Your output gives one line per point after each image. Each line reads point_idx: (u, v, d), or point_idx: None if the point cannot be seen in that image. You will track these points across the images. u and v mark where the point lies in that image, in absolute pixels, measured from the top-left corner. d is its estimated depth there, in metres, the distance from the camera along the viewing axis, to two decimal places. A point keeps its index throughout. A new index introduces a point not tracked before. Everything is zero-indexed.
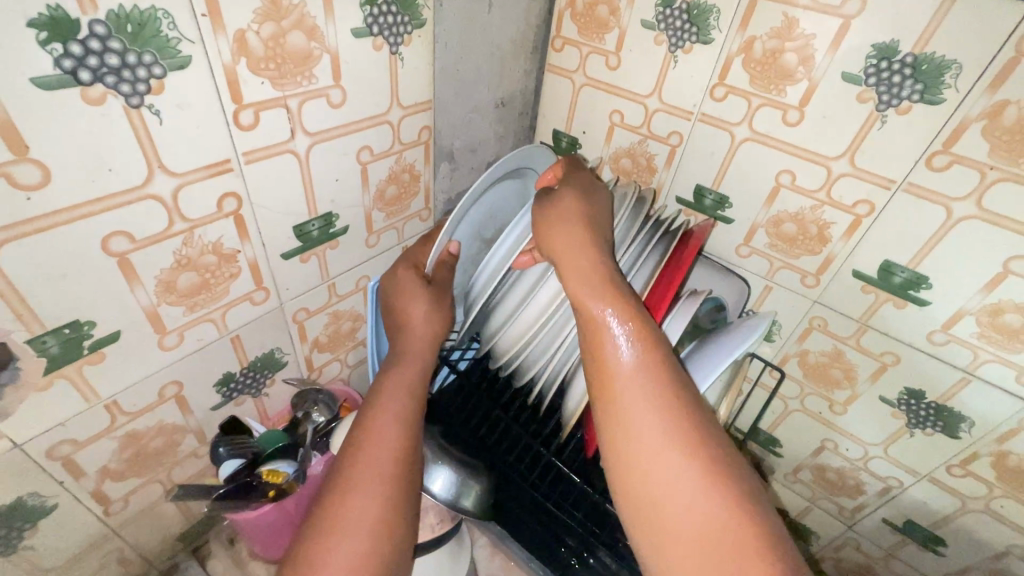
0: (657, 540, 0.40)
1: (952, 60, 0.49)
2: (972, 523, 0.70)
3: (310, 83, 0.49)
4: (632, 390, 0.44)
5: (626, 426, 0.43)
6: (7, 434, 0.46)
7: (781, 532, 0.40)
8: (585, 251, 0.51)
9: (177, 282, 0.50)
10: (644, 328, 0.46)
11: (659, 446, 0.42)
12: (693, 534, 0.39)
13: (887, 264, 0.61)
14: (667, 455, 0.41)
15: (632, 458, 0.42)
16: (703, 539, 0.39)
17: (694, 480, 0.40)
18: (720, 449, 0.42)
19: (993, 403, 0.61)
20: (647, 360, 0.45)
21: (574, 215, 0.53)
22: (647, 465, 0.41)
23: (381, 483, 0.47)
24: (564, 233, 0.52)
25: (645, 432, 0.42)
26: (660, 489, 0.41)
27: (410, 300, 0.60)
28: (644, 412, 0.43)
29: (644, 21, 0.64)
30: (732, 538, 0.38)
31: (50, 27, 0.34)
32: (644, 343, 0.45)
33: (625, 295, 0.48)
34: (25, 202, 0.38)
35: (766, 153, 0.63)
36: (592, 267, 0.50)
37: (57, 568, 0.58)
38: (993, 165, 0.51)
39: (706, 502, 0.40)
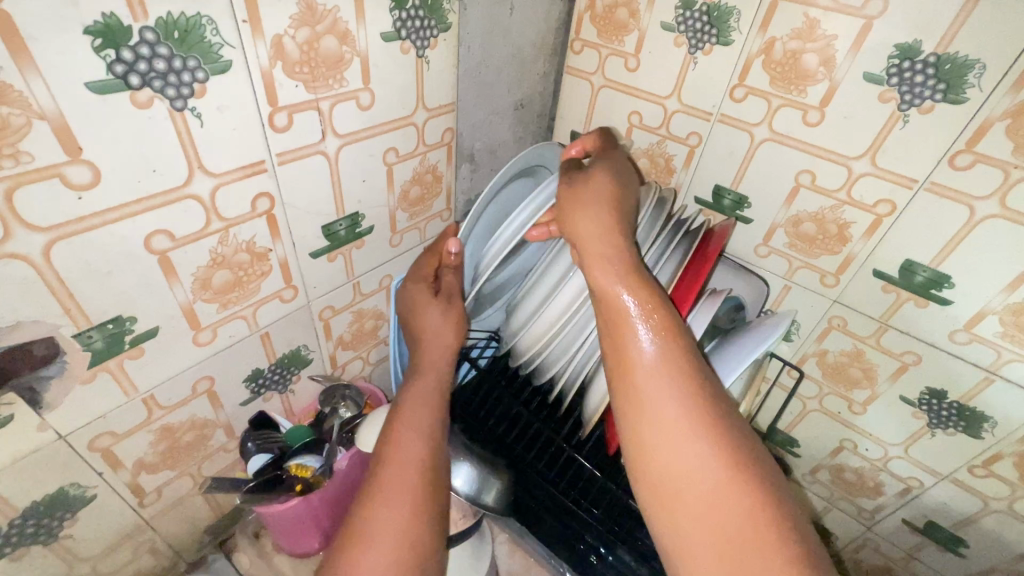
0: (681, 529, 0.41)
1: (976, 60, 0.49)
2: (994, 524, 0.70)
3: (340, 86, 0.51)
4: (655, 380, 0.44)
5: (648, 416, 0.44)
6: (52, 426, 0.47)
7: (796, 515, 0.40)
8: (610, 233, 0.50)
9: (212, 280, 0.51)
10: (666, 317, 0.46)
11: (682, 437, 0.42)
12: (716, 523, 0.40)
13: (908, 264, 0.61)
14: (690, 445, 0.42)
15: (655, 448, 0.43)
16: (727, 529, 0.39)
17: (717, 469, 0.41)
18: (743, 438, 0.42)
19: (1016, 403, 0.61)
20: (669, 350, 0.45)
21: (604, 194, 0.53)
22: (671, 456, 0.42)
23: (409, 489, 0.48)
24: (589, 216, 0.51)
25: (668, 424, 0.43)
26: (684, 479, 0.41)
27: (425, 300, 0.60)
28: (661, 400, 0.43)
29: (663, 24, 0.65)
30: (755, 527, 0.39)
31: (103, 34, 0.36)
32: (666, 333, 0.46)
33: (647, 283, 0.48)
34: (76, 202, 0.40)
35: (786, 153, 0.63)
36: (616, 253, 0.49)
37: (93, 557, 0.60)
38: (1017, 164, 0.51)
39: (729, 491, 0.40)
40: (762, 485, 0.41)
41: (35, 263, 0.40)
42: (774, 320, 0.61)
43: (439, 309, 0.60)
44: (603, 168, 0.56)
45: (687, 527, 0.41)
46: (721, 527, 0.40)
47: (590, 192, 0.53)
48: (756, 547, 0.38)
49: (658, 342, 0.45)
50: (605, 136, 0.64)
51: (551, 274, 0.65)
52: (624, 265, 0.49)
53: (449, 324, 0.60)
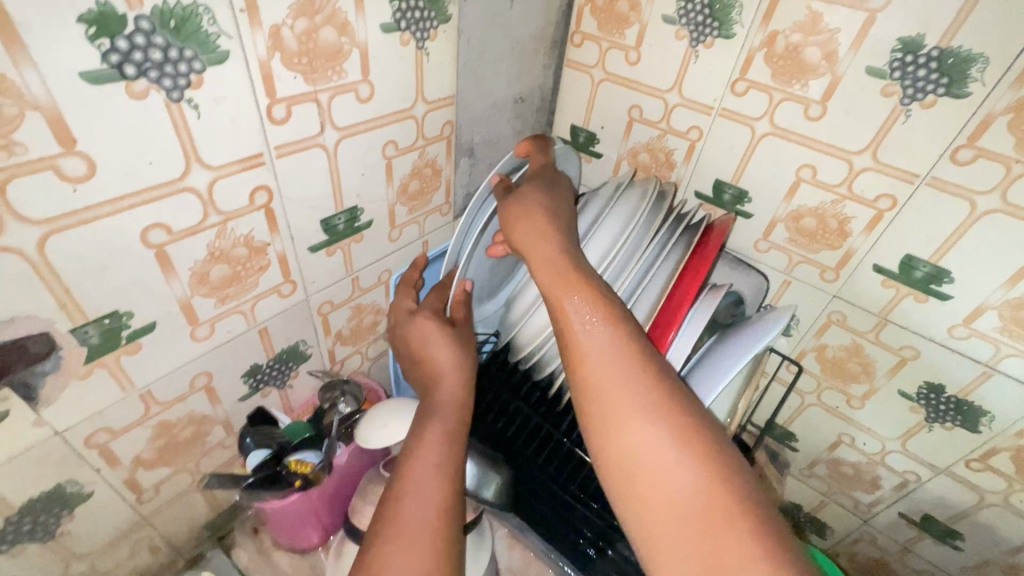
0: (643, 518, 0.40)
1: (979, 54, 0.49)
2: (990, 517, 0.71)
3: (340, 78, 0.50)
4: (606, 369, 0.44)
5: (603, 404, 0.44)
6: (49, 422, 0.47)
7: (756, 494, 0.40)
8: (552, 237, 0.53)
9: (210, 274, 0.51)
10: (610, 307, 0.47)
11: (633, 420, 0.42)
12: (675, 506, 0.39)
13: (908, 259, 0.61)
14: (644, 430, 0.42)
15: (612, 434, 0.43)
16: (685, 510, 0.39)
17: (672, 452, 0.41)
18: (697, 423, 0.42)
19: (1013, 397, 0.61)
20: (617, 337, 0.46)
21: (541, 207, 0.56)
22: (626, 439, 0.42)
23: (434, 503, 0.47)
24: (529, 228, 0.54)
25: (621, 408, 0.43)
26: (639, 463, 0.41)
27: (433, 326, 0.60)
28: (616, 384, 0.44)
29: (665, 16, 0.64)
30: (712, 506, 0.38)
31: (98, 23, 0.35)
32: (614, 323, 0.46)
33: (592, 283, 0.49)
34: (71, 194, 0.39)
35: (788, 148, 0.63)
36: (556, 259, 0.51)
37: (91, 554, 0.59)
38: (1019, 159, 0.51)
39: (686, 473, 0.40)
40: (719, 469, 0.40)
41: (29, 257, 0.39)
42: (777, 315, 0.61)
43: (449, 341, 0.59)
44: (534, 184, 0.59)
45: (645, 513, 0.40)
46: (678, 511, 0.39)
47: (528, 205, 0.56)
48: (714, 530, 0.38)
49: (607, 330, 0.46)
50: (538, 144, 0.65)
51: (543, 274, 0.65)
52: (569, 265, 0.51)
53: (461, 354, 0.59)
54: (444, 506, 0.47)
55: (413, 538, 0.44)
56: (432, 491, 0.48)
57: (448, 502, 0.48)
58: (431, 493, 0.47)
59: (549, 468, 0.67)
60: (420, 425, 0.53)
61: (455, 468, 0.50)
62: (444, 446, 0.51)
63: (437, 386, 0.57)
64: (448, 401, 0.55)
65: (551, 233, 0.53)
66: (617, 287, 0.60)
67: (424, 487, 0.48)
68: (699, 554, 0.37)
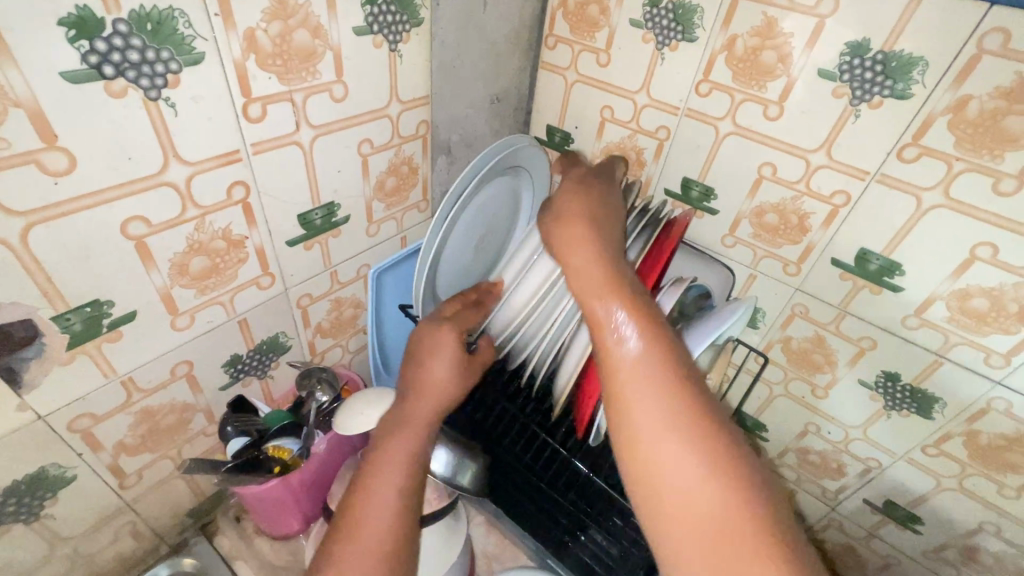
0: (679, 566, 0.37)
1: (919, 57, 0.52)
2: (947, 501, 0.74)
3: (314, 78, 0.52)
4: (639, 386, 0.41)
5: (633, 430, 0.40)
6: (32, 405, 0.49)
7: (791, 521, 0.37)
8: (590, 236, 0.52)
9: (190, 266, 0.53)
10: (642, 313, 0.44)
11: (669, 444, 0.38)
12: (719, 545, 0.36)
13: (863, 252, 0.64)
14: (685, 473, 0.38)
15: (638, 468, 0.39)
16: (725, 543, 0.35)
17: (710, 483, 0.37)
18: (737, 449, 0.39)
19: (963, 384, 0.64)
20: (653, 351, 0.42)
21: (582, 207, 0.55)
22: (657, 475, 0.38)
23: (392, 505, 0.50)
24: (569, 229, 0.53)
25: (650, 440, 0.39)
26: (667, 501, 0.38)
27: (432, 330, 0.61)
28: (647, 400, 0.40)
29: (632, 20, 0.67)
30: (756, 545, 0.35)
31: (78, 26, 0.37)
32: (647, 328, 0.43)
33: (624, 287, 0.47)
34: (52, 186, 0.41)
35: (749, 147, 0.66)
36: (591, 252, 0.50)
37: (75, 537, 0.61)
38: (960, 156, 0.54)
39: (721, 502, 0.36)
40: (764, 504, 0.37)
41: (12, 246, 0.41)
42: (735, 304, 0.64)
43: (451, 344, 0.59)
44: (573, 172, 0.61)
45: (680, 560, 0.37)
46: (716, 546, 0.36)
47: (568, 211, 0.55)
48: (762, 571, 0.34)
49: (648, 345, 0.42)
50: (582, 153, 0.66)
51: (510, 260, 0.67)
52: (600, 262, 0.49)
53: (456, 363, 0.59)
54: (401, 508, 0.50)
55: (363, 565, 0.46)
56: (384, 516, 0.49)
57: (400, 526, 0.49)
58: (382, 515, 0.49)
59: (525, 456, 0.69)
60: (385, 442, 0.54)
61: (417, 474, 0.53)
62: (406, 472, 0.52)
63: (420, 400, 0.57)
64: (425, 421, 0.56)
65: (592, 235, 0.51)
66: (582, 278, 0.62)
67: (376, 515, 0.49)
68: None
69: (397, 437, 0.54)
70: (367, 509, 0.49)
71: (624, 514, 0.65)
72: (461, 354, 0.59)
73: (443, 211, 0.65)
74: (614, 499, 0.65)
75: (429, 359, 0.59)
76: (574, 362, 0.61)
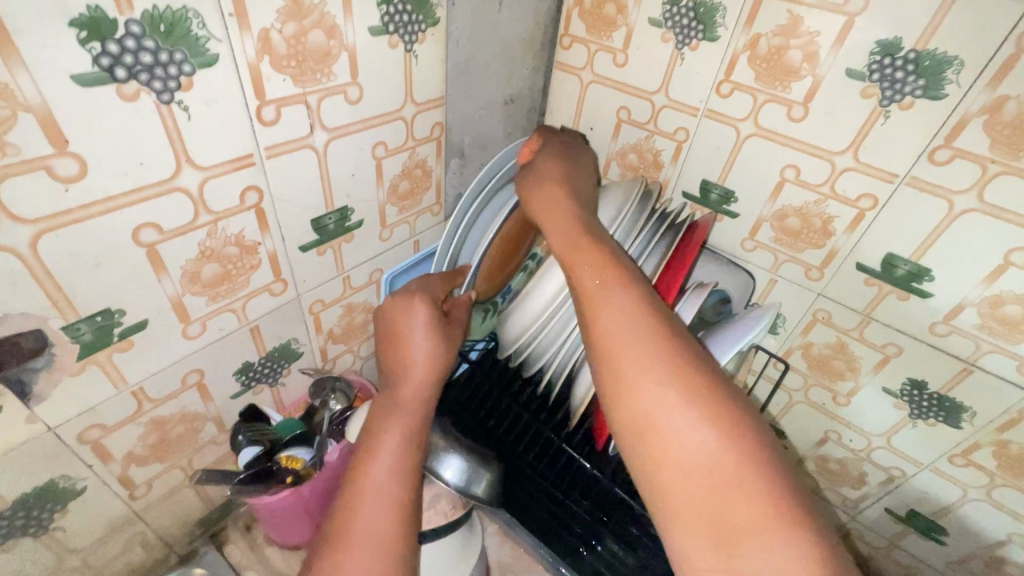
0: (672, 508, 0.37)
1: (954, 57, 0.50)
2: (973, 512, 0.72)
3: (329, 80, 0.51)
4: (619, 334, 0.43)
5: (615, 375, 0.42)
6: (41, 417, 0.48)
7: (770, 450, 0.38)
8: (569, 205, 0.56)
9: (201, 273, 0.51)
10: (622, 271, 0.47)
11: (648, 382, 0.40)
12: (711, 483, 0.37)
13: (889, 257, 0.62)
14: (664, 408, 0.39)
15: (629, 416, 0.41)
16: (718, 480, 0.37)
17: (701, 421, 0.38)
18: (724, 389, 0.40)
19: (993, 392, 0.62)
20: (638, 306, 0.44)
21: (556, 181, 0.58)
22: (652, 426, 0.39)
23: (388, 468, 0.49)
24: (546, 198, 0.57)
25: (633, 384, 0.41)
26: (653, 444, 0.39)
27: (404, 306, 0.59)
28: (627, 344, 0.43)
29: (651, 19, 0.65)
30: (743, 477, 0.36)
31: (89, 27, 0.36)
32: (626, 286, 0.46)
33: (603, 246, 0.50)
34: (63, 194, 0.40)
35: (772, 149, 0.64)
36: (568, 223, 0.54)
37: (84, 549, 0.60)
38: (994, 159, 0.52)
39: (712, 438, 0.38)
40: (751, 434, 0.38)
41: (21, 255, 0.40)
42: (759, 313, 0.63)
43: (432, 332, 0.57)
44: (548, 156, 0.62)
45: (672, 502, 0.38)
46: (708, 484, 0.37)
47: (540, 179, 0.59)
48: (751, 502, 0.36)
49: (629, 300, 0.45)
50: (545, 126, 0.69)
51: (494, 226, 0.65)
52: (582, 231, 0.52)
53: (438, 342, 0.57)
54: (397, 468, 0.49)
55: (365, 543, 0.44)
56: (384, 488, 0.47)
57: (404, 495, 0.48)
58: (381, 487, 0.47)
59: (539, 463, 0.68)
60: (377, 420, 0.53)
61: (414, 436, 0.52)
62: (400, 446, 0.51)
63: (407, 375, 0.56)
64: (414, 399, 0.54)
65: (569, 203, 0.56)
66: None
67: (376, 489, 0.47)
68: (720, 516, 0.36)
69: (389, 419, 0.53)
70: (370, 481, 0.48)
71: (642, 523, 0.65)
72: (438, 324, 0.58)
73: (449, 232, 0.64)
74: (631, 507, 0.64)
75: (409, 333, 0.57)
76: None
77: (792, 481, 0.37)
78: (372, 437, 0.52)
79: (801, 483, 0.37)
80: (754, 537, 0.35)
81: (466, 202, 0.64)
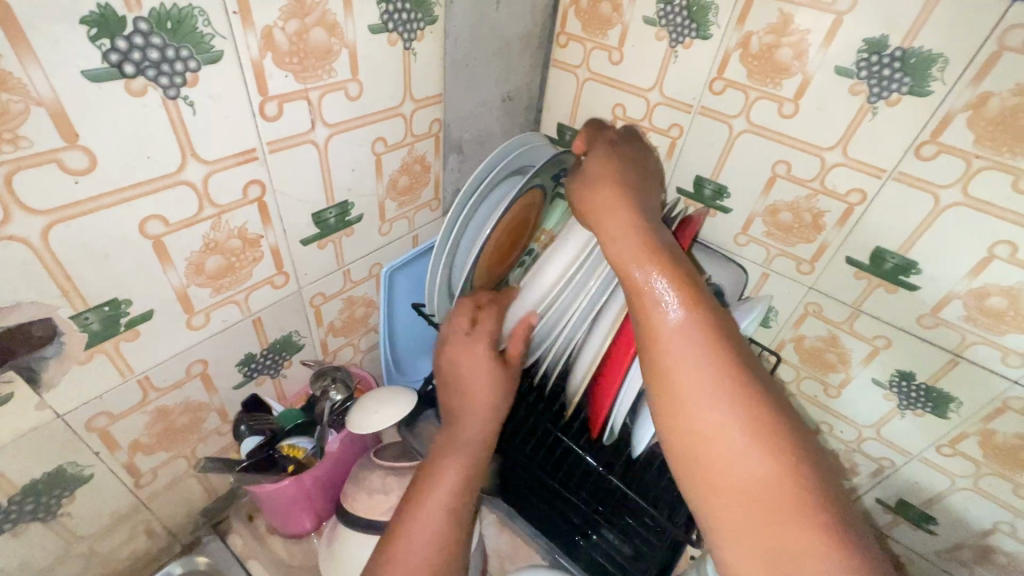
0: (727, 532, 0.39)
1: (939, 54, 0.51)
2: (961, 501, 0.73)
3: (330, 77, 0.52)
4: (680, 356, 0.42)
5: (672, 398, 0.42)
6: (51, 404, 0.49)
7: (827, 482, 0.38)
8: (630, 213, 0.51)
9: (205, 265, 0.53)
10: (685, 284, 0.45)
11: (707, 408, 0.40)
12: (765, 513, 0.37)
13: (878, 251, 0.63)
14: (722, 435, 0.39)
15: (685, 440, 0.41)
16: (774, 512, 0.37)
17: (761, 453, 0.38)
18: (785, 415, 0.40)
19: (979, 383, 0.64)
20: (700, 327, 0.43)
21: (610, 181, 0.54)
22: (708, 453, 0.40)
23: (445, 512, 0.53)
24: (603, 198, 0.53)
25: (690, 409, 0.41)
26: (709, 469, 0.40)
27: (464, 348, 0.60)
28: (686, 367, 0.41)
29: (646, 18, 0.67)
30: (800, 509, 0.37)
31: (98, 24, 0.37)
32: (688, 301, 0.44)
33: (662, 255, 0.47)
34: (73, 186, 0.41)
35: (764, 145, 0.66)
36: (629, 224, 0.50)
37: (91, 536, 0.62)
38: (979, 154, 0.53)
39: (769, 464, 0.38)
40: (810, 467, 0.38)
41: (33, 245, 0.41)
42: (750, 304, 0.63)
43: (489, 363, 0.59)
44: (598, 155, 0.58)
45: (727, 524, 0.39)
46: (763, 509, 0.37)
47: (593, 180, 0.55)
48: (809, 534, 0.36)
49: (690, 317, 0.43)
50: (597, 123, 0.65)
51: (490, 223, 0.65)
52: (643, 242, 0.48)
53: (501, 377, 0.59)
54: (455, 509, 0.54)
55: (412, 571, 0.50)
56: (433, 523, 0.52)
57: (450, 530, 0.53)
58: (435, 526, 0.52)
59: (536, 456, 0.69)
60: (443, 455, 0.56)
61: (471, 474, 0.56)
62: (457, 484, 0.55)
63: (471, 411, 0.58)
64: (475, 436, 0.57)
65: (626, 206, 0.51)
66: (594, 282, 0.62)
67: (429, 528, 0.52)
68: (772, 546, 0.37)
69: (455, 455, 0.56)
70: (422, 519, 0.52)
71: (637, 513, 0.66)
72: (497, 364, 0.59)
73: (441, 237, 0.66)
74: (627, 500, 0.66)
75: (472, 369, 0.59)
76: (590, 359, 0.61)
77: (847, 509, 0.37)
78: (436, 473, 0.55)
79: (857, 517, 0.38)
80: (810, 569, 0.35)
81: (458, 208, 0.65)
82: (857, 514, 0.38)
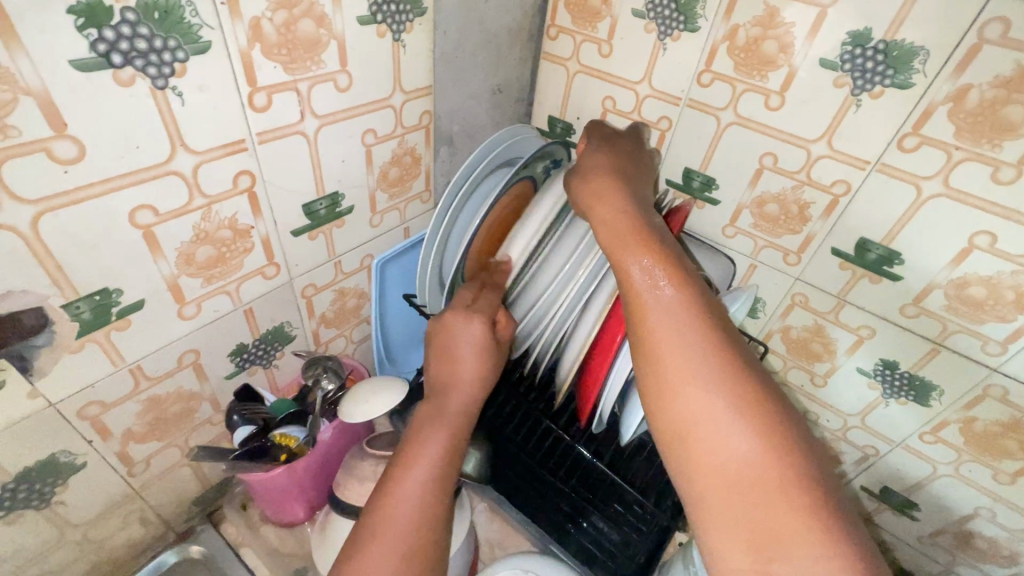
0: (711, 512, 0.38)
1: (920, 47, 0.52)
2: (942, 487, 0.75)
3: (319, 68, 0.52)
4: (671, 337, 0.42)
5: (659, 377, 0.41)
6: (42, 393, 0.49)
7: (813, 462, 0.38)
8: (621, 201, 0.52)
9: (196, 255, 0.53)
10: (677, 269, 0.45)
11: (694, 389, 0.40)
12: (751, 492, 0.37)
13: (862, 242, 0.64)
14: (708, 413, 0.39)
15: (673, 420, 0.40)
16: (761, 491, 0.37)
17: (747, 432, 0.38)
18: (775, 399, 0.39)
19: (959, 371, 0.65)
20: (688, 308, 0.43)
21: (609, 172, 0.56)
22: (694, 432, 0.39)
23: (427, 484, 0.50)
24: (599, 186, 0.54)
25: (678, 389, 0.40)
26: (695, 449, 0.39)
27: (459, 319, 0.59)
28: (675, 347, 0.42)
29: (634, 11, 0.67)
30: (785, 487, 0.36)
31: (86, 14, 0.37)
32: (679, 284, 0.44)
33: (654, 241, 0.48)
34: (62, 175, 0.41)
35: (751, 137, 0.66)
36: (624, 212, 0.51)
37: (85, 524, 0.62)
38: (959, 146, 0.54)
39: (755, 443, 0.38)
40: (795, 446, 0.38)
41: (22, 234, 0.42)
42: (736, 292, 0.63)
43: (477, 341, 0.59)
44: (597, 150, 0.60)
45: (712, 505, 0.38)
46: (748, 488, 0.37)
47: (590, 171, 0.56)
48: (792, 516, 0.36)
49: (680, 298, 0.43)
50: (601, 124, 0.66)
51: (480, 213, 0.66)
52: (634, 228, 0.49)
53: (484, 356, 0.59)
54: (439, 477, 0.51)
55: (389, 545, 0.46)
56: (416, 498, 0.49)
57: (434, 505, 0.50)
58: (416, 495, 0.49)
59: (528, 445, 0.71)
60: (424, 426, 0.54)
61: (454, 448, 0.53)
62: (439, 461, 0.52)
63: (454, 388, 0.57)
64: (455, 415, 0.55)
65: (621, 195, 0.53)
66: (585, 269, 0.62)
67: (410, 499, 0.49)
68: (757, 526, 0.36)
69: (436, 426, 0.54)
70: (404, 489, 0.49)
71: (625, 501, 0.67)
72: (486, 341, 0.59)
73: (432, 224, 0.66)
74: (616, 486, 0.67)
75: (456, 344, 0.59)
76: (579, 343, 0.61)
77: (833, 490, 0.37)
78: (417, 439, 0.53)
79: (843, 498, 0.37)
80: (795, 549, 0.35)
81: (449, 196, 0.66)
82: (843, 496, 0.38)
